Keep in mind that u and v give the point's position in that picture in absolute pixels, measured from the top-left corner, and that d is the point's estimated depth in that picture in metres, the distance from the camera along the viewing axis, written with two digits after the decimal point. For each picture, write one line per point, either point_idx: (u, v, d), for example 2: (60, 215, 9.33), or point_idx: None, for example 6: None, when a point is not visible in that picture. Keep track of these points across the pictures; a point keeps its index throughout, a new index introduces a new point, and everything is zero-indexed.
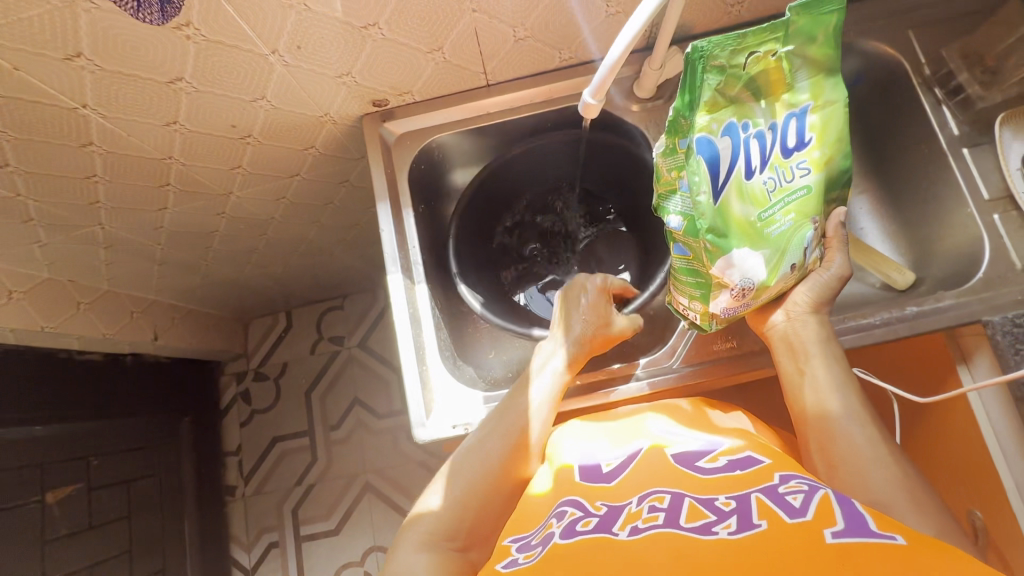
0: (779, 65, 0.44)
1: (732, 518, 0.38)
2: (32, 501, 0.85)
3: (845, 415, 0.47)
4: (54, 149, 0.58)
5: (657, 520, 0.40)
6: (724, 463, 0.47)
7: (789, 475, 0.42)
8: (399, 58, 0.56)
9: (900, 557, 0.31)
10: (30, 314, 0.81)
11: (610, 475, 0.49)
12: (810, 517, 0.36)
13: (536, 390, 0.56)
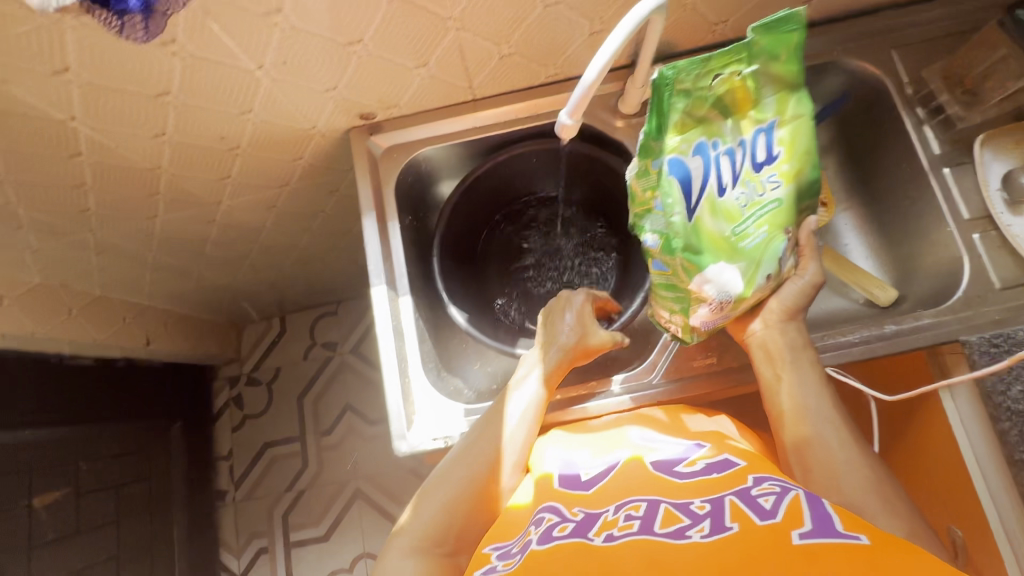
0: (744, 84, 0.45)
1: (706, 521, 0.39)
2: (20, 505, 0.85)
3: (819, 425, 0.47)
4: (44, 159, 0.58)
5: (632, 528, 0.40)
6: (702, 466, 0.47)
7: (764, 477, 0.43)
8: (385, 73, 0.56)
9: (864, 556, 0.32)
10: (21, 319, 0.81)
11: (588, 483, 0.49)
12: (779, 518, 0.37)
13: (521, 395, 0.56)
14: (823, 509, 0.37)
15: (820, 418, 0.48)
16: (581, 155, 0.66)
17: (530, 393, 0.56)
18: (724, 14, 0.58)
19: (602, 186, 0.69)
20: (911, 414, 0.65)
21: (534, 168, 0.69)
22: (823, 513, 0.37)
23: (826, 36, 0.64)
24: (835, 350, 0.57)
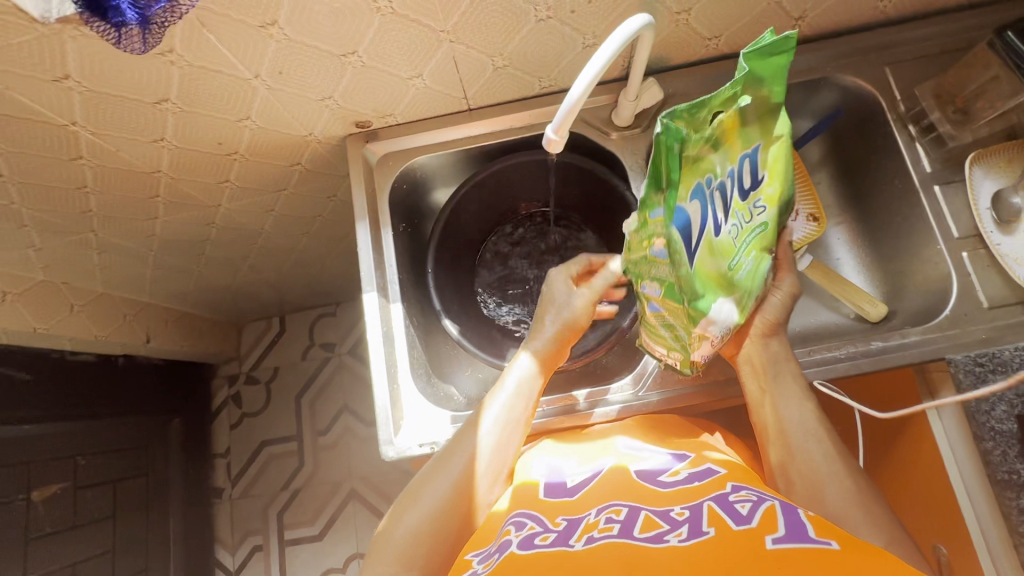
0: (734, 116, 0.43)
1: (684, 526, 0.40)
2: (18, 498, 0.86)
3: (801, 438, 0.48)
4: (46, 161, 0.60)
5: (611, 531, 0.41)
6: (685, 475, 0.48)
7: (742, 485, 0.44)
8: (380, 83, 0.57)
9: (832, 560, 0.33)
10: (23, 316, 0.83)
11: (573, 490, 0.50)
12: (754, 524, 0.38)
13: (505, 401, 0.54)
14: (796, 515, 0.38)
15: (804, 430, 0.48)
16: (575, 168, 0.67)
17: (516, 399, 0.54)
18: (716, 30, 0.59)
19: (594, 200, 0.70)
20: (897, 430, 0.65)
21: (528, 179, 0.70)
22: (796, 520, 0.38)
23: (819, 53, 0.64)
24: (822, 364, 0.57)
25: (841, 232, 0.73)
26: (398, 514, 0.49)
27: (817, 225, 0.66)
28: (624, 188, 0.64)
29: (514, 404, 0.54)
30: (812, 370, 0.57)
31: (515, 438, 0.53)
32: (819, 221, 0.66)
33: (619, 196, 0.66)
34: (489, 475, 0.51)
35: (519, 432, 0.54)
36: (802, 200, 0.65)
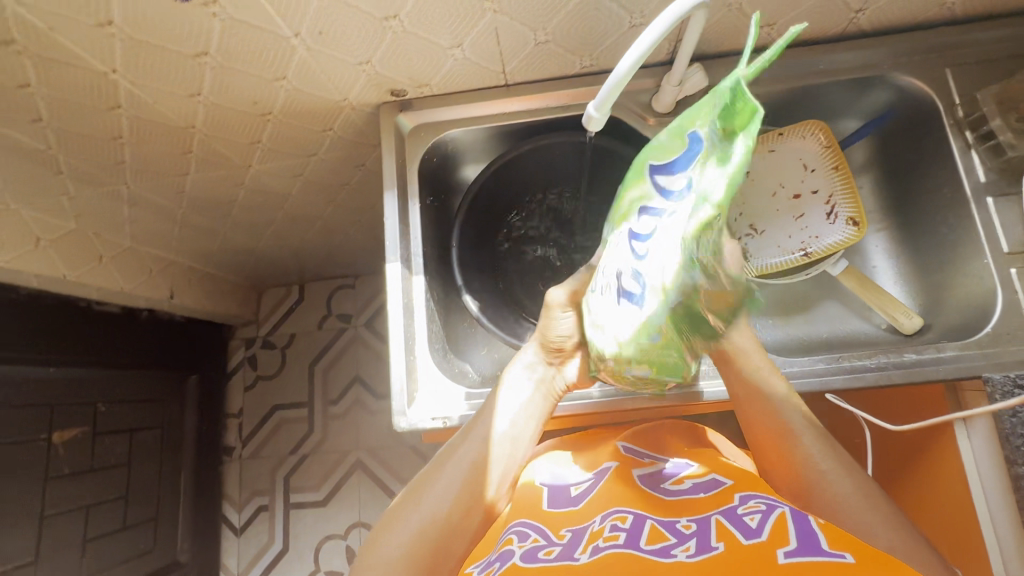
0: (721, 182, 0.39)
1: (692, 539, 0.49)
2: (41, 438, 0.88)
3: (806, 429, 0.51)
4: (85, 108, 0.60)
5: (614, 540, 0.52)
6: (689, 486, 0.58)
7: (750, 496, 0.53)
8: (420, 50, 0.56)
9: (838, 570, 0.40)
10: (55, 262, 0.84)
11: (576, 495, 0.62)
12: (764, 537, 0.46)
13: (501, 424, 0.51)
14: (807, 522, 0.47)
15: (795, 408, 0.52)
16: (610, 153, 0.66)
17: (509, 419, 0.52)
18: (771, 18, 0.57)
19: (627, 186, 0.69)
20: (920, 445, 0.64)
21: (560, 162, 0.69)
22: (806, 528, 0.46)
23: (877, 48, 0.62)
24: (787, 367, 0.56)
25: (881, 239, 0.70)
26: (384, 531, 0.49)
27: (856, 230, 0.64)
28: None
29: (511, 425, 0.51)
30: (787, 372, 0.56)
31: (508, 462, 0.51)
32: (859, 225, 0.64)
33: None
34: (474, 499, 0.49)
35: (514, 456, 0.51)
36: (844, 203, 0.66)
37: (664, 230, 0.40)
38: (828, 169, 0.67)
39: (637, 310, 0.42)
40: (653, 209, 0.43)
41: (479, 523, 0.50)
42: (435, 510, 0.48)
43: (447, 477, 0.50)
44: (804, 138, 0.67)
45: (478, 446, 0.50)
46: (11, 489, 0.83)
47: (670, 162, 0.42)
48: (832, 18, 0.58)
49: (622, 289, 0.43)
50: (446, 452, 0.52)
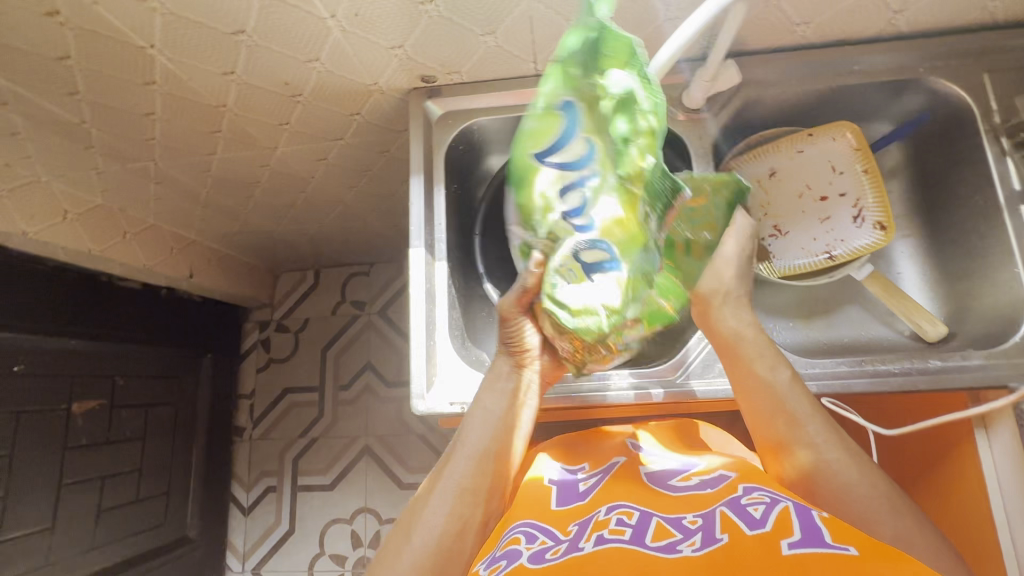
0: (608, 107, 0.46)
1: (695, 536, 0.47)
2: (61, 408, 0.90)
3: (807, 415, 0.51)
4: (120, 83, 0.61)
5: (621, 535, 0.50)
6: (695, 483, 0.57)
7: (753, 487, 0.51)
8: (453, 36, 0.57)
9: (845, 561, 0.38)
10: (80, 236, 0.85)
11: (584, 492, 0.60)
12: (768, 529, 0.44)
13: (478, 438, 0.52)
14: (811, 517, 0.44)
15: (792, 390, 0.53)
16: None
17: (487, 438, 0.52)
18: (807, 15, 0.56)
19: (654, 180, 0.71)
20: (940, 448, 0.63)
21: None
22: (811, 523, 0.44)
23: (912, 51, 0.61)
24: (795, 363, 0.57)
25: (907, 245, 0.70)
26: (385, 561, 0.47)
27: (884, 235, 0.64)
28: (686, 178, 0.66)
29: (492, 440, 0.52)
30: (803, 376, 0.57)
31: (495, 480, 0.52)
32: (887, 230, 0.64)
33: None
34: (466, 521, 0.49)
35: (498, 472, 0.52)
36: (872, 207, 0.65)
37: (600, 188, 0.48)
38: (857, 171, 0.66)
39: (616, 273, 0.47)
40: (571, 183, 0.49)
41: (475, 547, 0.49)
42: (426, 540, 0.47)
43: (435, 506, 0.49)
44: (836, 140, 0.67)
45: (464, 465, 0.51)
46: (31, 456, 0.85)
47: (558, 138, 0.49)
48: (868, 19, 0.57)
49: (590, 263, 0.47)
50: (433, 482, 0.51)
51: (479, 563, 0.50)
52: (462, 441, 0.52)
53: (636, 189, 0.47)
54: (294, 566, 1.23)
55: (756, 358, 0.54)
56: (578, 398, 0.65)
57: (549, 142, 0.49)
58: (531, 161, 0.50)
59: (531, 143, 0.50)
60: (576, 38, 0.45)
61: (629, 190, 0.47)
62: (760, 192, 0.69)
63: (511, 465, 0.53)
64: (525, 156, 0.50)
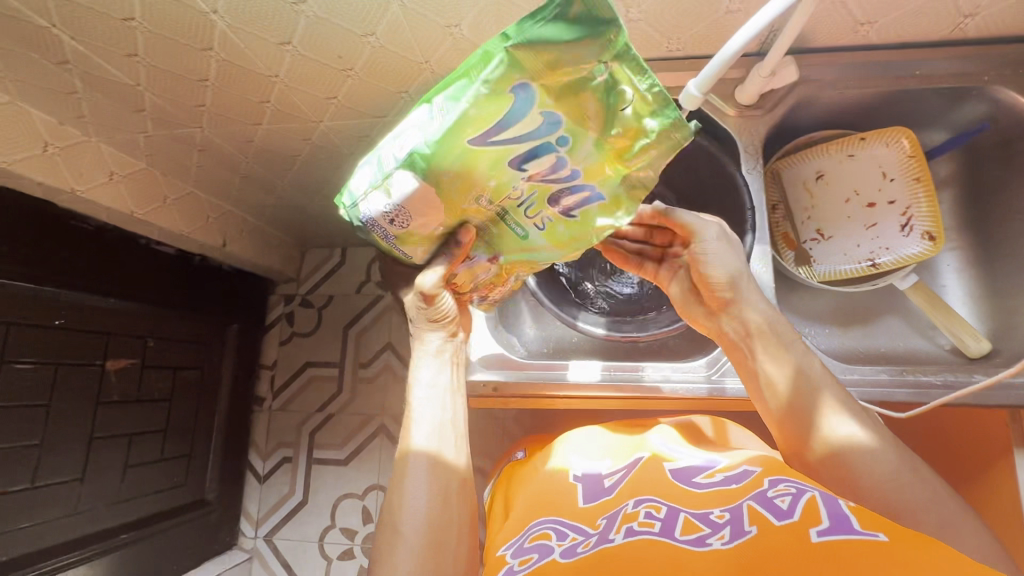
0: (572, 80, 0.42)
1: (726, 530, 0.49)
2: (95, 363, 0.92)
3: (841, 406, 0.57)
4: (178, 46, 0.62)
5: (652, 527, 0.52)
6: (720, 480, 0.58)
7: (779, 481, 0.53)
8: (511, 17, 0.57)
9: (878, 551, 0.40)
10: (124, 197, 0.86)
11: (609, 488, 0.63)
12: (797, 519, 0.47)
13: (425, 412, 0.59)
14: (837, 506, 0.47)
15: (819, 379, 0.58)
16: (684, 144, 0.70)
17: (441, 409, 0.60)
18: (873, 16, 0.58)
19: (696, 176, 0.73)
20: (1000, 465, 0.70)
21: None
22: (839, 511, 0.47)
23: (980, 58, 0.64)
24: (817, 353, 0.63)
25: None
26: (388, 552, 0.53)
27: (932, 245, 0.70)
28: (734, 176, 0.68)
29: (445, 410, 0.60)
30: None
31: (455, 446, 0.59)
32: (935, 240, 0.70)
33: (729, 186, 0.70)
34: (446, 486, 0.56)
35: (456, 437, 0.59)
36: (921, 216, 0.71)
37: (575, 149, 0.46)
38: (908, 179, 0.71)
39: (596, 201, 0.51)
40: (530, 153, 0.46)
41: (460, 512, 0.56)
42: (419, 512, 0.54)
43: (413, 490, 0.55)
44: (888, 147, 0.72)
45: (427, 439, 0.58)
46: (65, 408, 0.87)
47: (509, 117, 0.43)
48: (939, 22, 0.59)
49: (566, 205, 0.51)
50: (402, 467, 0.57)
51: (511, 551, 0.55)
52: (417, 418, 0.59)
53: (619, 143, 0.46)
54: (305, 536, 1.25)
55: (790, 343, 0.60)
56: (616, 384, 0.68)
57: (498, 122, 0.43)
58: (474, 145, 0.44)
59: (473, 130, 0.43)
60: (546, 24, 0.39)
61: (606, 144, 0.46)
62: (806, 195, 0.76)
63: (462, 426, 0.61)
64: (466, 143, 0.44)
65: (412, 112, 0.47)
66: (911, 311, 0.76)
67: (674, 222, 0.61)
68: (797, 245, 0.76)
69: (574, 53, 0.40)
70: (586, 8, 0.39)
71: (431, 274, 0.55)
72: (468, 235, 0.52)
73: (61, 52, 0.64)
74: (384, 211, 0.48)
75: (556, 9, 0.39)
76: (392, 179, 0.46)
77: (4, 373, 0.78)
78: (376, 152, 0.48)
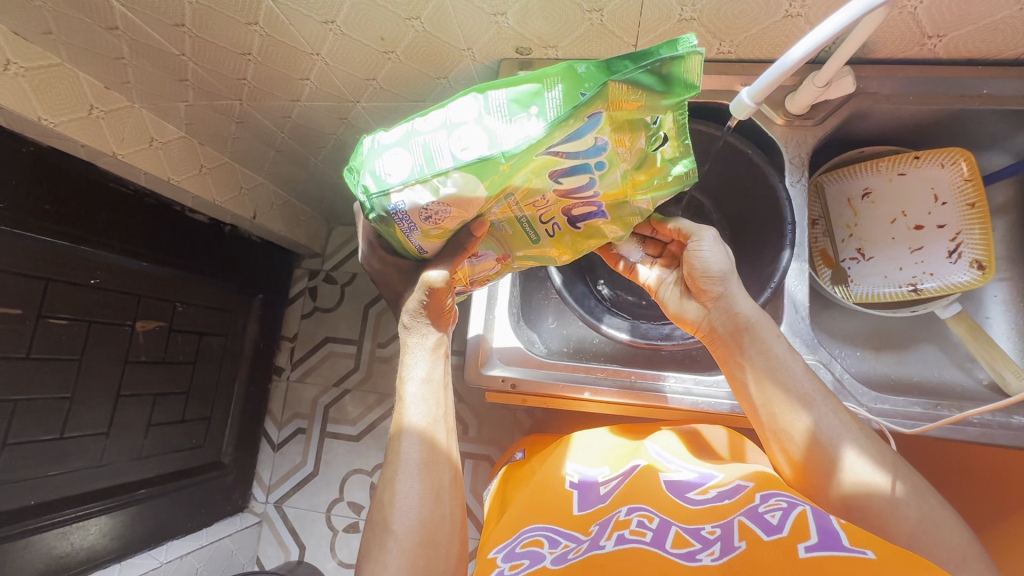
0: (637, 117, 0.45)
1: (716, 546, 0.51)
2: (126, 323, 0.94)
3: (854, 438, 0.56)
4: (225, 19, 0.62)
5: (643, 535, 0.54)
6: (713, 496, 0.58)
7: (770, 495, 0.55)
8: (561, 10, 0.56)
9: (866, 566, 0.42)
10: (162, 163, 0.88)
11: (602, 497, 0.64)
12: (786, 534, 0.48)
13: (413, 411, 0.58)
14: (827, 522, 0.49)
15: (829, 396, 0.58)
16: (731, 150, 0.68)
17: (428, 407, 0.58)
18: (943, 29, 0.55)
19: (737, 185, 0.71)
20: None
21: None
22: (829, 527, 0.48)
23: None
24: (816, 371, 0.61)
25: None
26: (378, 555, 0.53)
27: (981, 274, 0.68)
28: (770, 184, 0.66)
29: (437, 406, 0.59)
30: (862, 412, 0.61)
31: (446, 444, 0.58)
32: (984, 269, 0.67)
33: (764, 197, 0.68)
34: (437, 486, 0.56)
35: (448, 433, 0.59)
36: (970, 244, 0.69)
37: (605, 176, 0.49)
38: (960, 204, 0.69)
39: (602, 218, 0.53)
40: (572, 170, 0.47)
41: (452, 508, 0.57)
42: (408, 514, 0.54)
43: (404, 490, 0.55)
44: (942, 167, 0.69)
45: (417, 439, 0.57)
46: (95, 364, 0.90)
47: (570, 137, 0.44)
48: (1013, 39, 0.56)
49: (575, 218, 0.53)
50: (392, 470, 0.56)
51: (501, 555, 0.57)
52: (407, 418, 0.57)
53: (641, 176, 0.50)
54: (312, 506, 1.28)
55: (773, 336, 0.60)
56: (635, 391, 0.68)
57: (561, 139, 0.44)
58: (533, 154, 0.45)
59: (544, 145, 0.44)
60: (645, 73, 0.42)
61: (631, 176, 0.50)
62: (850, 211, 0.74)
63: (453, 421, 0.60)
64: (532, 156, 0.45)
65: (466, 108, 0.45)
66: (949, 341, 0.74)
67: (671, 227, 0.63)
68: (835, 263, 0.74)
69: (655, 103, 0.44)
70: (679, 67, 0.43)
71: (440, 268, 0.54)
72: (481, 228, 0.51)
73: (111, 17, 0.64)
74: (422, 206, 0.46)
75: (656, 62, 0.42)
76: (445, 177, 0.45)
77: (40, 327, 0.80)
78: (421, 141, 0.46)
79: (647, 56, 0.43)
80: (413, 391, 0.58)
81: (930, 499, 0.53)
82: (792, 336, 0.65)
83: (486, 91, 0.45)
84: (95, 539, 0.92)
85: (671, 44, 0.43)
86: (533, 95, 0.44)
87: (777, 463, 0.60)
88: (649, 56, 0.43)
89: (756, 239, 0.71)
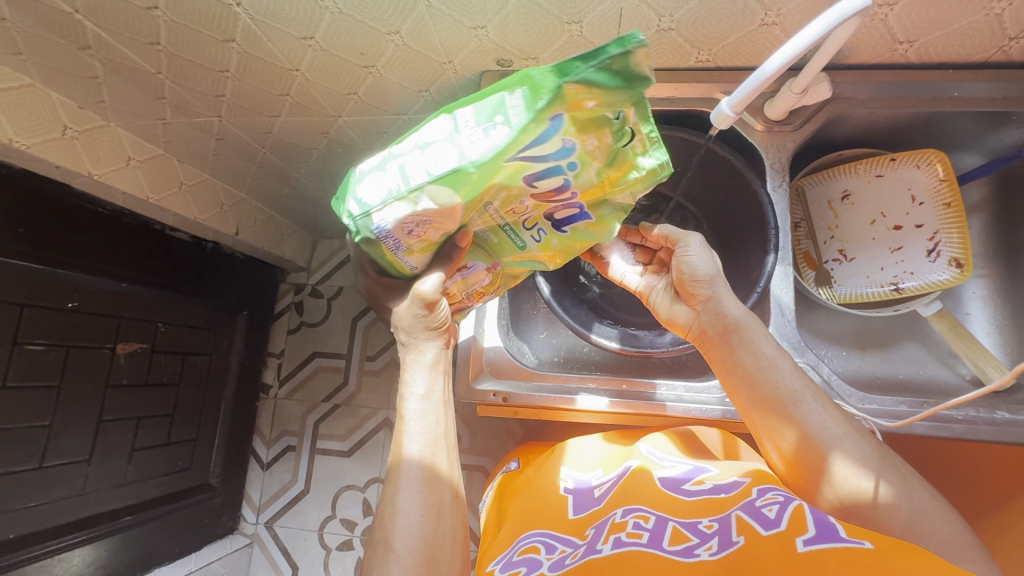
0: (599, 114, 0.44)
1: (714, 540, 0.51)
2: (106, 346, 0.92)
3: (845, 436, 0.56)
4: (202, 37, 0.62)
5: (641, 536, 0.54)
6: (709, 487, 0.59)
7: (766, 489, 0.55)
8: (541, 23, 0.56)
9: (865, 557, 0.43)
10: (140, 181, 0.86)
11: (599, 500, 0.64)
12: (783, 527, 0.49)
13: (412, 430, 0.57)
14: (823, 515, 0.49)
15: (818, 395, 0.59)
16: (714, 157, 0.69)
17: (428, 424, 0.57)
18: (913, 35, 0.57)
19: (720, 190, 0.72)
20: None
21: None
22: (825, 520, 0.48)
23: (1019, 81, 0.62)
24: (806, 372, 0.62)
25: None
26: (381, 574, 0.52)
27: (959, 272, 0.69)
28: (753, 190, 0.67)
29: (438, 423, 0.58)
30: (851, 411, 0.62)
31: (448, 459, 0.58)
32: (963, 268, 0.69)
33: (748, 204, 0.68)
34: (439, 503, 0.55)
35: (448, 452, 0.58)
36: (949, 243, 0.70)
37: (578, 175, 0.48)
38: (937, 204, 0.71)
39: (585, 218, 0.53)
40: (543, 173, 0.47)
41: (454, 522, 0.56)
42: (409, 531, 0.53)
43: (406, 507, 0.54)
44: (918, 168, 0.71)
45: (418, 459, 0.56)
46: (76, 390, 0.87)
47: (536, 141, 0.44)
48: (982, 42, 0.58)
49: (559, 220, 0.53)
50: (393, 488, 0.55)
51: (499, 565, 0.57)
52: (406, 436, 0.57)
53: (614, 172, 0.49)
54: (305, 525, 1.26)
55: (760, 337, 0.61)
56: (628, 399, 0.68)
57: (528, 144, 0.43)
58: (502, 161, 0.44)
59: (512, 151, 0.43)
60: (597, 71, 0.41)
61: (603, 174, 0.49)
62: (831, 213, 0.75)
63: (453, 439, 0.60)
64: (502, 164, 0.44)
65: (436, 127, 0.45)
66: (931, 337, 0.76)
67: (656, 234, 0.64)
68: (818, 265, 0.76)
69: (612, 98, 0.43)
70: (629, 63, 0.41)
71: (431, 280, 0.53)
72: (465, 239, 0.52)
73: (83, 37, 0.63)
74: (403, 222, 0.46)
75: (606, 59, 0.40)
76: (422, 193, 0.45)
77: (15, 355, 0.78)
78: (396, 163, 0.46)
79: (598, 54, 0.41)
80: (413, 410, 0.58)
81: (920, 490, 0.54)
82: (780, 339, 0.66)
83: (454, 109, 0.45)
84: (80, 570, 0.89)
85: (619, 41, 0.41)
86: (495, 105, 0.43)
87: (771, 461, 0.60)
88: (600, 55, 0.41)
89: (741, 243, 0.72)
